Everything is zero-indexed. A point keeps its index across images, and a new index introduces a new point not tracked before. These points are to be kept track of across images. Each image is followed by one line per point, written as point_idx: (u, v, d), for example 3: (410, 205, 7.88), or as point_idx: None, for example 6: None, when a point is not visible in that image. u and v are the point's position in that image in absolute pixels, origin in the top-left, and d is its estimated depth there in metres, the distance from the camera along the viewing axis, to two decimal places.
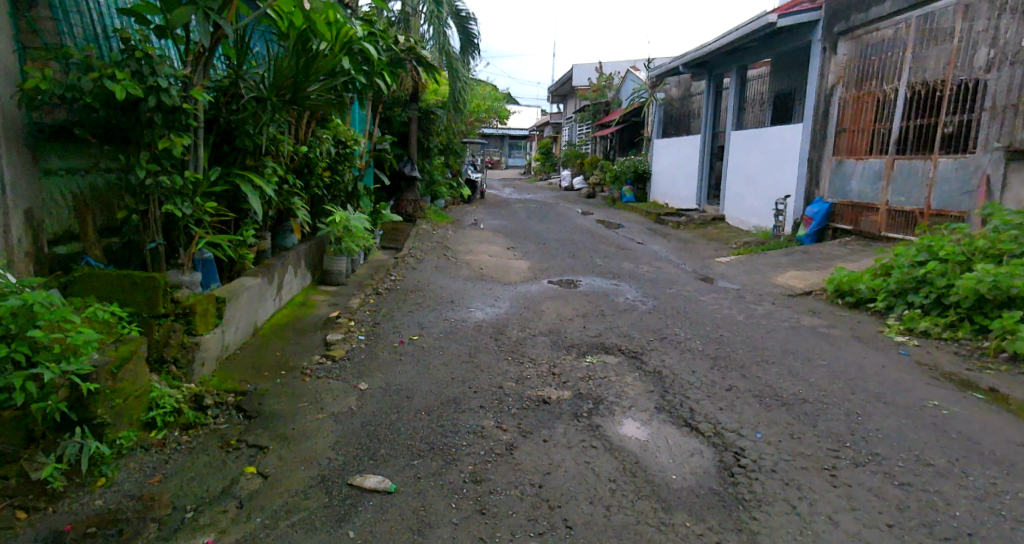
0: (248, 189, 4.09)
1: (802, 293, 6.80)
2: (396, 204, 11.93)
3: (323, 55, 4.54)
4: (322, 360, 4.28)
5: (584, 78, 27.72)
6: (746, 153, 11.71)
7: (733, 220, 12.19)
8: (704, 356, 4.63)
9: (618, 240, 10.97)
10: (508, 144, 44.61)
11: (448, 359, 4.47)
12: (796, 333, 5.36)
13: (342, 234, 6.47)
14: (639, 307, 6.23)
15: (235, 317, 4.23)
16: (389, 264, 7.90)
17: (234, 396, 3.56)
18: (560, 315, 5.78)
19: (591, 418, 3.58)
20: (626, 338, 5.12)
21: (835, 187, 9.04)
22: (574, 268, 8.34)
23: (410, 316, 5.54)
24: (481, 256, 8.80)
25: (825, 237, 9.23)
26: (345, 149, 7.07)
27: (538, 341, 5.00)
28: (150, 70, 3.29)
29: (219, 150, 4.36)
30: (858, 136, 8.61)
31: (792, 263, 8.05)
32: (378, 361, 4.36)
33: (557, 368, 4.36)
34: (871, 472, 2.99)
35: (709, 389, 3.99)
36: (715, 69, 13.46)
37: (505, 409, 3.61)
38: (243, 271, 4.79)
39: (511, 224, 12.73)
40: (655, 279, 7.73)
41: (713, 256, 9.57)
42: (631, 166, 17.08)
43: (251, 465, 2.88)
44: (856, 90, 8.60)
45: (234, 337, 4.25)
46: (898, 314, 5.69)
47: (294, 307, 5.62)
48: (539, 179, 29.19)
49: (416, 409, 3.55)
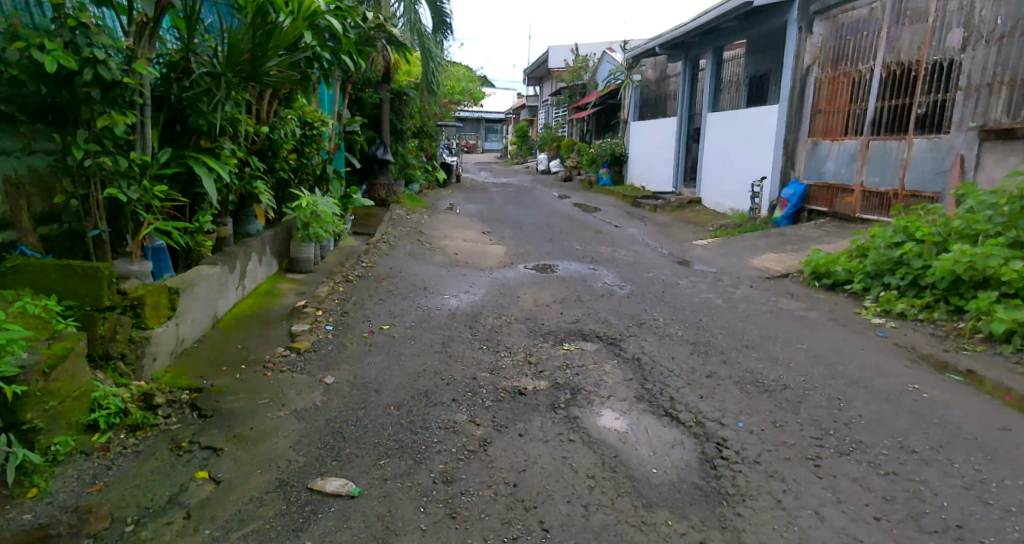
0: (204, 172, 3.85)
1: (780, 276, 6.72)
2: (368, 189, 11.65)
3: (283, 28, 4.11)
4: (286, 354, 4.05)
5: (561, 60, 27.33)
6: (722, 135, 11.64)
7: (710, 203, 12.11)
8: (683, 342, 4.50)
9: (594, 224, 10.84)
10: (485, 127, 44.11)
11: (420, 349, 4.28)
12: (775, 317, 5.26)
13: (309, 220, 6.20)
14: (617, 292, 6.10)
15: (192, 308, 4.00)
16: (361, 250, 7.66)
17: (188, 393, 3.39)
18: (537, 302, 5.62)
19: (569, 409, 3.45)
20: (605, 324, 4.99)
21: (811, 169, 8.99)
22: (550, 252, 8.17)
23: (381, 305, 5.33)
24: (456, 241, 8.59)
25: (801, 219, 9.18)
26: (310, 131, 6.78)
27: (513, 329, 4.83)
28: (85, 41, 3.02)
29: (171, 130, 4.10)
30: (834, 118, 8.52)
31: (769, 246, 7.98)
32: (347, 353, 4.15)
33: (533, 357, 4.22)
34: (855, 461, 2.85)
35: (689, 377, 3.85)
36: (691, 51, 13.30)
37: (478, 402, 3.43)
38: (201, 259, 4.51)
39: (488, 208, 12.50)
40: (633, 263, 7.60)
41: (690, 239, 9.48)
42: (607, 149, 16.83)
43: (204, 470, 2.67)
44: (831, 71, 8.50)
45: (191, 331, 4.03)
46: (874, 296, 5.62)
47: (259, 296, 5.38)
48: (515, 162, 28.97)
49: (385, 403, 3.37)
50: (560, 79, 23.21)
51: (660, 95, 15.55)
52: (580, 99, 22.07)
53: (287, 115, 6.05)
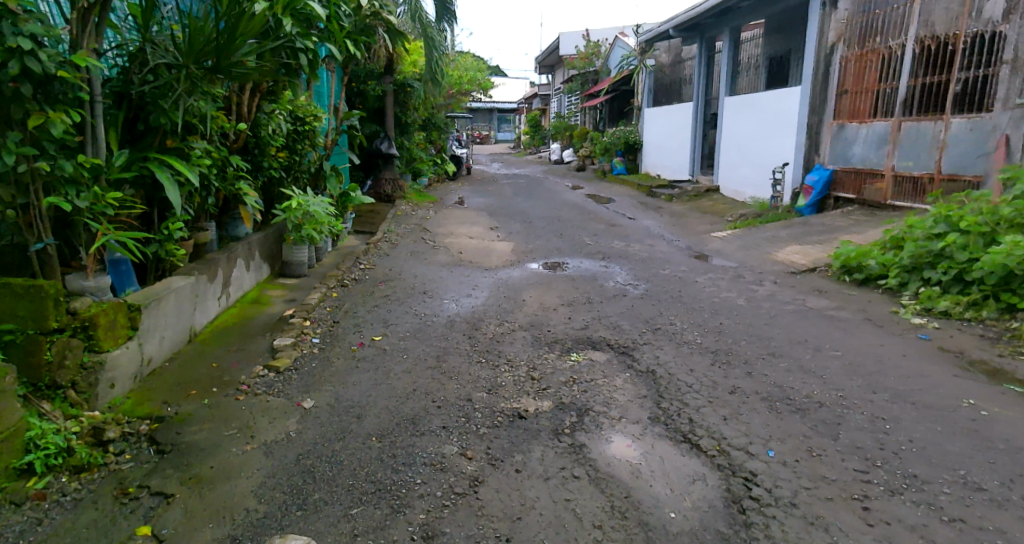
0: (166, 177, 3.48)
1: (806, 270, 6.24)
2: (374, 184, 11.29)
3: (253, 14, 3.65)
4: (263, 373, 3.67)
5: (572, 46, 26.74)
6: (740, 120, 11.10)
7: (729, 192, 11.58)
8: (703, 351, 4.07)
9: (607, 216, 10.39)
10: (497, 118, 43.57)
11: (411, 364, 3.89)
12: (802, 317, 4.80)
13: (301, 221, 5.84)
14: (630, 292, 5.69)
15: (159, 325, 3.66)
16: (360, 250, 7.29)
17: (148, 423, 3.06)
18: (543, 305, 5.23)
19: (574, 435, 3.05)
20: (616, 331, 4.58)
21: (837, 153, 8.45)
22: (560, 248, 7.75)
23: (375, 313, 4.96)
24: (460, 239, 8.19)
25: (827, 207, 8.65)
26: (301, 126, 6.40)
27: (516, 338, 4.44)
28: (11, 29, 2.64)
29: (133, 130, 3.74)
30: (861, 98, 7.99)
31: (793, 238, 7.50)
32: (332, 371, 3.78)
33: (536, 372, 3.83)
34: (911, 502, 2.39)
35: (709, 393, 3.41)
36: (707, 32, 12.74)
37: (471, 429, 3.04)
38: (176, 269, 4.16)
39: (497, 201, 12.10)
40: (647, 259, 7.17)
41: (708, 230, 9.00)
42: (620, 138, 16.33)
43: (146, 524, 2.38)
44: (859, 48, 7.94)
45: (160, 350, 3.69)
46: (913, 292, 5.12)
47: (244, 306, 5.05)
48: (528, 153, 28.52)
49: (366, 433, 2.99)
50: (572, 67, 22.68)
51: (674, 79, 15.00)
52: (593, 86, 21.55)
53: (273, 109, 5.67)
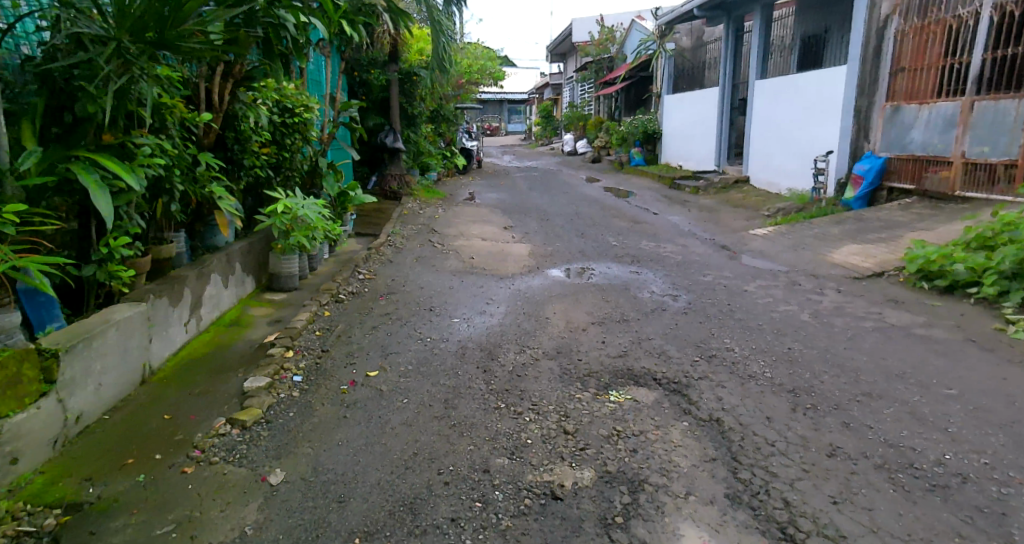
0: (92, 182, 2.68)
1: (872, 275, 5.40)
2: (378, 181, 10.49)
3: None
4: (225, 431, 2.89)
5: (585, 32, 25.73)
6: (775, 105, 10.18)
7: (761, 183, 10.67)
8: (776, 388, 3.25)
9: (630, 212, 9.52)
10: (508, 109, 42.62)
11: (414, 413, 3.10)
12: (886, 337, 3.97)
13: (289, 228, 5.06)
14: (670, 305, 4.88)
15: (93, 371, 2.87)
16: (360, 256, 6.51)
17: (57, 514, 2.29)
18: (570, 325, 4.44)
19: (629, 527, 2.25)
20: (662, 359, 3.77)
21: (891, 139, 7.57)
22: (583, 251, 6.94)
23: (374, 338, 4.18)
24: (472, 241, 7.39)
25: (879, 200, 7.76)
26: (290, 118, 5.61)
27: (542, 371, 3.65)
28: None
29: (59, 122, 2.96)
30: (920, 76, 7.12)
31: (847, 236, 6.65)
32: (312, 426, 2.99)
33: (570, 422, 3.03)
34: None
35: (801, 456, 2.61)
36: (735, 12, 11.84)
37: (490, 522, 2.26)
38: (125, 294, 3.38)
39: (510, 196, 11.27)
40: (683, 262, 6.34)
41: (745, 227, 8.13)
42: (638, 127, 15.42)
43: None
44: (919, 19, 7.07)
45: (96, 401, 2.91)
46: (1018, 303, 4.28)
47: (219, 331, 4.27)
48: (541, 144, 27.60)
49: (348, 530, 2.23)
50: (586, 54, 21.69)
51: (696, 64, 14.07)
52: (608, 73, 20.57)
53: (253, 98, 4.90)
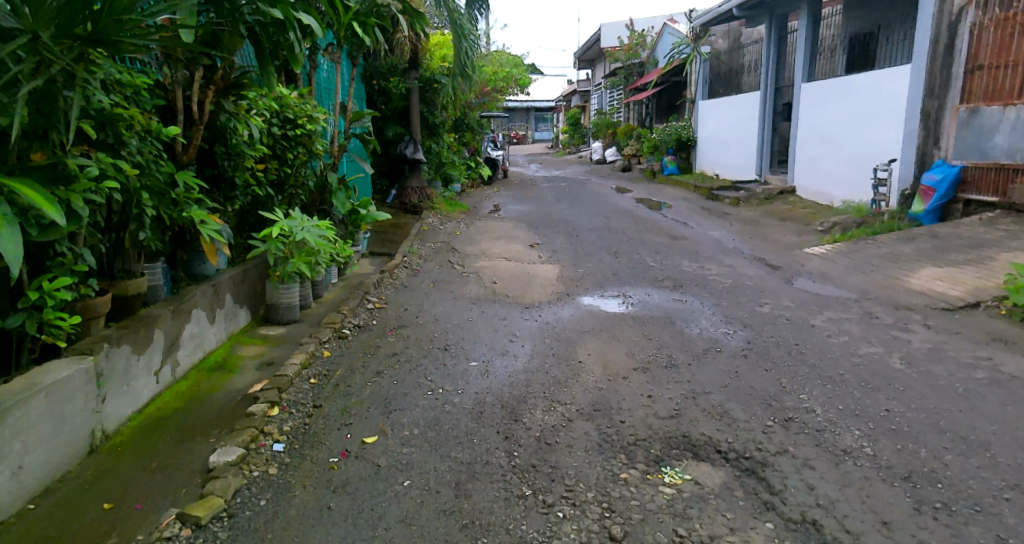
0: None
1: (965, 306, 4.60)
2: (398, 194, 9.90)
3: None
4: (171, 534, 2.26)
5: (614, 38, 25.01)
6: (824, 109, 9.34)
7: (809, 193, 9.81)
8: (883, 473, 2.50)
9: (667, 226, 8.75)
10: (534, 118, 42.02)
11: (415, 506, 2.42)
12: (1009, 392, 3.20)
13: (286, 253, 4.44)
14: (725, 344, 4.13)
15: (9, 454, 2.28)
16: (370, 280, 5.87)
17: None
18: (609, 371, 3.72)
19: None
20: (726, 423, 3.03)
21: (967, 145, 6.73)
22: (618, 273, 6.21)
23: (376, 388, 3.52)
24: (496, 261, 6.73)
25: (953, 214, 6.89)
26: (292, 130, 4.98)
27: (578, 438, 2.95)
28: None
29: None
30: (1002, 73, 6.29)
31: (923, 256, 5.83)
32: (285, 523, 2.34)
33: (614, 521, 2.32)
34: None
35: None
36: (778, 10, 11.02)
37: None
38: (71, 348, 2.78)
39: (537, 209, 10.58)
40: (734, 287, 5.59)
41: (798, 243, 7.31)
42: (672, 134, 14.61)
43: None
44: (1001, 10, 6.25)
45: (13, 490, 2.32)
46: None
47: (200, 378, 3.65)
48: (569, 153, 26.86)
49: None
50: (616, 59, 20.98)
51: (734, 67, 13.27)
52: (638, 79, 19.82)
53: (246, 107, 4.31)
